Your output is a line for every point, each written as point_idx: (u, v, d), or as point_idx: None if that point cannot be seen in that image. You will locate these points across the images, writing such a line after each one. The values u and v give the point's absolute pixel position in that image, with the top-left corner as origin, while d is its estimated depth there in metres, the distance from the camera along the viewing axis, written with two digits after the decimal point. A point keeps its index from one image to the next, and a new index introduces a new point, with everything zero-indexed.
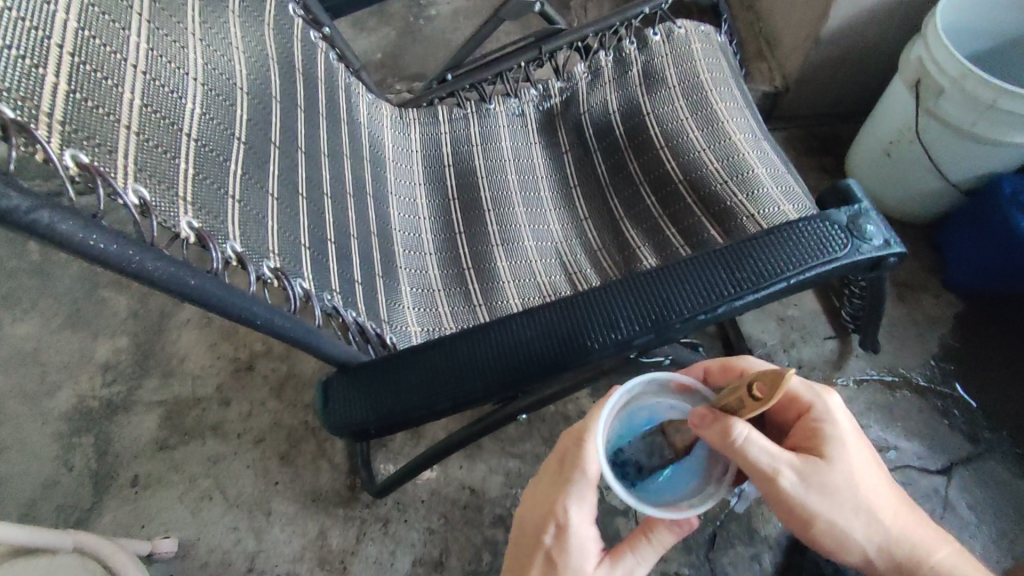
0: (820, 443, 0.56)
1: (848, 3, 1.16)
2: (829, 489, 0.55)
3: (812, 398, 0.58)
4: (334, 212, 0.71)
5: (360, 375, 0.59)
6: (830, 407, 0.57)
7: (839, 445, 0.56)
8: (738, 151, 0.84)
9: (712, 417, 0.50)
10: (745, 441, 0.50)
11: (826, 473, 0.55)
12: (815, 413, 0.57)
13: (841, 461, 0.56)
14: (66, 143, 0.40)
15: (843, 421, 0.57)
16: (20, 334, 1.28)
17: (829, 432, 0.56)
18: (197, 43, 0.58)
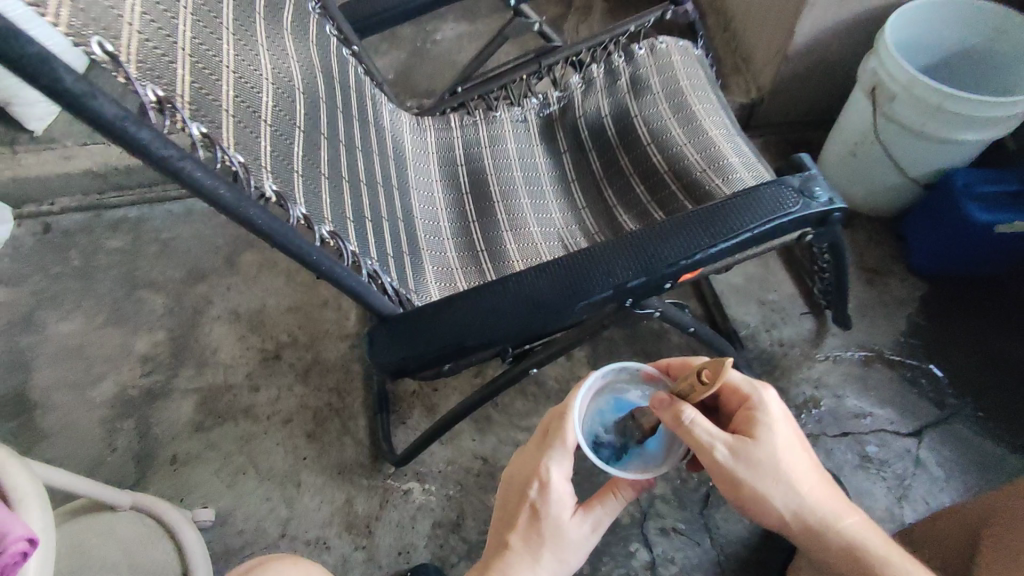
0: (752, 425, 0.64)
1: (811, 22, 1.31)
2: (757, 465, 0.63)
3: (747, 388, 0.66)
4: (370, 196, 0.83)
5: (396, 323, 0.69)
6: (764, 394, 0.65)
7: (767, 428, 0.64)
8: (715, 145, 0.97)
9: (666, 401, 0.61)
10: (684, 416, 0.61)
11: (754, 450, 0.63)
12: (750, 400, 0.65)
13: (770, 441, 0.63)
14: (195, 119, 0.53)
15: (773, 407, 0.65)
16: (67, 332, 1.41)
17: (761, 416, 0.64)
18: (265, 51, 0.70)
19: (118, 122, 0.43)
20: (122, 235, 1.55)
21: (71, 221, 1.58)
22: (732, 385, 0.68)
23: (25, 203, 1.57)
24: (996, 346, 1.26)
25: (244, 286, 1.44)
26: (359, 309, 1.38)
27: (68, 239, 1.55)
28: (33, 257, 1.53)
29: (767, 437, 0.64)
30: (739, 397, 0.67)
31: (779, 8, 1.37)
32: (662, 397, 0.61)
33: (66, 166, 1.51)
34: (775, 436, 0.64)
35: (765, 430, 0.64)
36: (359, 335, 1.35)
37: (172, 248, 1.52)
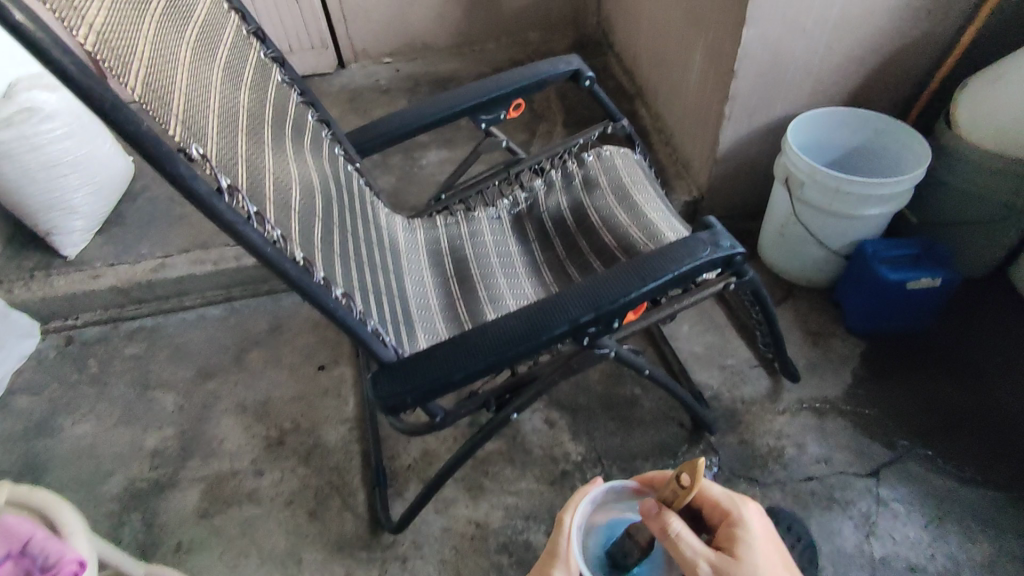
0: (735, 541, 0.67)
1: (731, 131, 1.60)
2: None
3: (726, 504, 0.71)
4: (371, 273, 1.01)
5: (396, 366, 0.84)
6: (743, 511, 0.69)
7: (747, 543, 0.67)
8: (654, 223, 1.18)
9: (656, 508, 0.64)
10: (673, 525, 0.63)
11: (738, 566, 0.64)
12: (731, 517, 0.70)
13: (751, 556, 0.65)
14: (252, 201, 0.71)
15: (750, 521, 0.69)
16: (79, 433, 1.50)
17: (741, 532, 0.68)
18: (293, 163, 0.92)
19: (206, 195, 0.60)
20: (138, 343, 1.70)
21: (91, 334, 1.73)
22: (711, 502, 0.72)
23: (51, 319, 1.75)
24: (934, 391, 1.40)
25: (251, 381, 1.56)
26: (357, 395, 1.50)
27: (87, 349, 1.69)
28: (53, 367, 1.65)
29: (747, 551, 0.66)
30: (720, 512, 0.71)
31: (705, 123, 1.67)
32: (652, 504, 0.64)
33: (93, 284, 1.70)
34: (755, 553, 0.66)
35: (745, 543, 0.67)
36: (357, 419, 1.45)
37: (184, 352, 1.65)
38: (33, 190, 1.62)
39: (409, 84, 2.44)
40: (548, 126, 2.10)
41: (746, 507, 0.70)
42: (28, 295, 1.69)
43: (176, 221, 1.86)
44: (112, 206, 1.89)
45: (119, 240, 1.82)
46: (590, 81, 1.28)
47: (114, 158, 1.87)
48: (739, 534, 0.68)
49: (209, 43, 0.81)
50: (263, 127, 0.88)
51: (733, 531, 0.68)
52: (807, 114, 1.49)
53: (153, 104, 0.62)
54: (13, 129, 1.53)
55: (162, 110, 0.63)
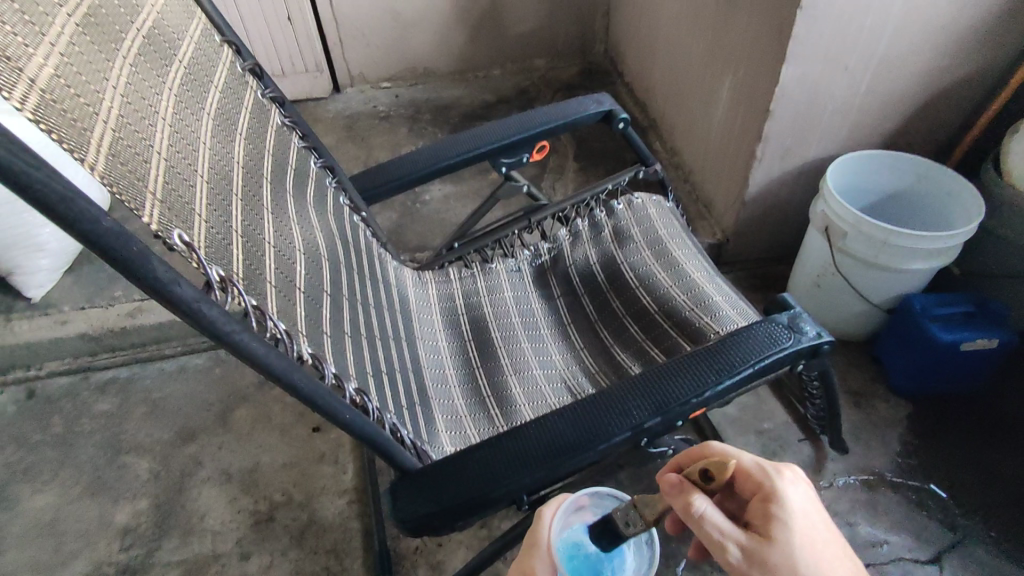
0: (774, 520, 0.57)
1: (762, 173, 1.49)
2: (783, 564, 0.54)
3: (762, 477, 0.60)
4: (383, 349, 0.87)
5: (418, 478, 0.69)
6: (779, 483, 0.59)
7: (789, 524, 0.57)
8: (699, 285, 1.05)
9: (684, 484, 0.57)
10: (697, 502, 0.56)
11: (774, 551, 0.55)
12: (765, 491, 0.60)
13: (792, 535, 0.56)
14: (249, 291, 0.57)
15: (790, 497, 0.59)
16: (39, 506, 1.34)
17: (778, 509, 0.58)
18: (296, 226, 0.78)
19: (195, 303, 0.46)
20: (109, 397, 1.53)
21: (56, 385, 1.56)
22: (744, 472, 0.62)
23: (12, 370, 1.57)
24: (990, 461, 1.29)
25: (236, 444, 1.41)
26: (357, 462, 1.35)
27: (51, 404, 1.52)
28: (12, 426, 1.48)
29: (788, 532, 0.56)
30: (757, 486, 0.60)
31: (734, 162, 1.56)
32: (675, 478, 0.57)
33: (61, 331, 1.53)
34: (796, 533, 0.56)
35: (783, 524, 0.57)
36: (357, 491, 1.31)
37: (162, 408, 1.49)
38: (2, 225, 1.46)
39: (410, 111, 2.32)
40: (558, 160, 1.99)
41: (787, 481, 0.60)
42: None
43: None
44: None
45: (92, 280, 1.65)
46: (624, 123, 1.17)
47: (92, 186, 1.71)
48: (778, 513, 0.58)
49: (197, 88, 0.68)
50: (261, 186, 0.74)
51: (767, 509, 0.58)
52: (847, 157, 1.38)
53: (122, 183, 0.49)
54: None
55: (133, 192, 0.49)
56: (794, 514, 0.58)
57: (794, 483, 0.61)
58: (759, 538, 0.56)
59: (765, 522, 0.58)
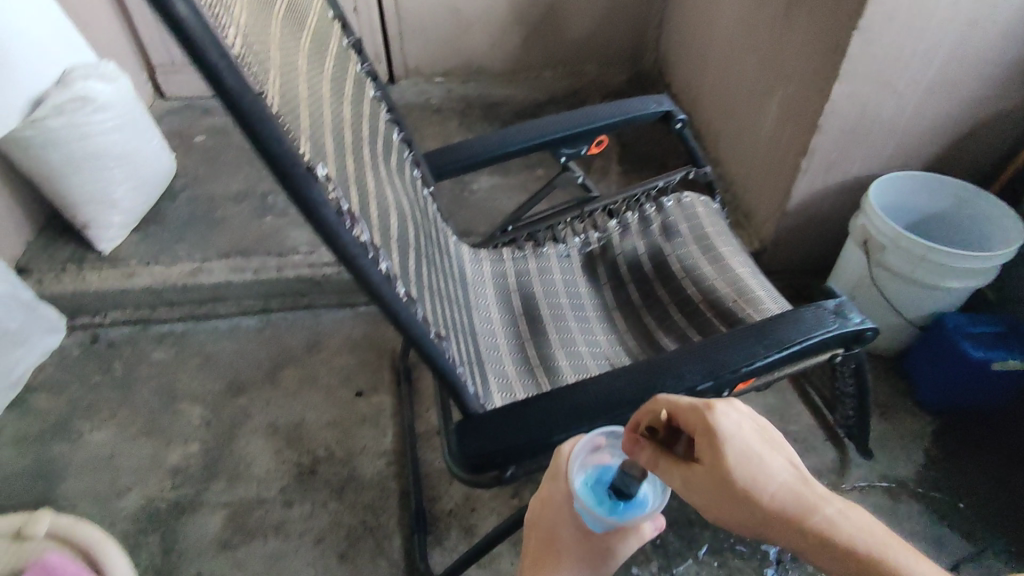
0: (712, 451, 0.62)
1: (805, 186, 1.54)
2: (723, 488, 0.61)
3: (697, 414, 0.64)
4: (450, 308, 0.93)
5: (484, 420, 0.76)
6: (709, 416, 0.63)
7: (722, 451, 0.61)
8: (743, 280, 1.11)
9: (636, 444, 0.67)
10: (648, 456, 0.66)
11: (715, 479, 0.61)
12: (700, 425, 0.63)
13: (727, 462, 0.61)
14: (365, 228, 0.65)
15: (723, 427, 0.62)
16: (98, 441, 1.42)
17: (712, 438, 0.62)
18: (387, 186, 0.85)
19: (336, 225, 0.53)
20: (166, 348, 1.62)
21: (117, 333, 1.66)
22: (678, 412, 0.66)
23: (78, 315, 1.67)
24: (1012, 480, 1.32)
25: (284, 401, 1.48)
26: (396, 427, 1.42)
27: (112, 350, 1.61)
28: (75, 367, 1.57)
29: (723, 459, 0.61)
30: (693, 424, 0.64)
31: (777, 173, 1.61)
32: (630, 438, 0.68)
33: (127, 283, 1.62)
34: (731, 456, 0.61)
35: (717, 451, 0.62)
36: (396, 453, 1.38)
37: (215, 362, 1.58)
38: (74, 181, 1.57)
39: (461, 106, 2.41)
40: (603, 162, 2.05)
41: (718, 414, 0.63)
42: (58, 287, 1.61)
43: (216, 224, 1.78)
44: (154, 201, 1.82)
45: (157, 238, 1.75)
46: (681, 124, 1.23)
47: (161, 154, 1.82)
48: (713, 444, 0.62)
49: (318, 53, 0.75)
50: (363, 145, 0.81)
51: (704, 439, 0.63)
52: (890, 175, 1.43)
53: (290, 120, 0.55)
54: (64, 116, 1.48)
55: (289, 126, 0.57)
56: (729, 440, 0.62)
57: (731, 410, 0.64)
58: (700, 468, 0.63)
59: (704, 453, 0.63)
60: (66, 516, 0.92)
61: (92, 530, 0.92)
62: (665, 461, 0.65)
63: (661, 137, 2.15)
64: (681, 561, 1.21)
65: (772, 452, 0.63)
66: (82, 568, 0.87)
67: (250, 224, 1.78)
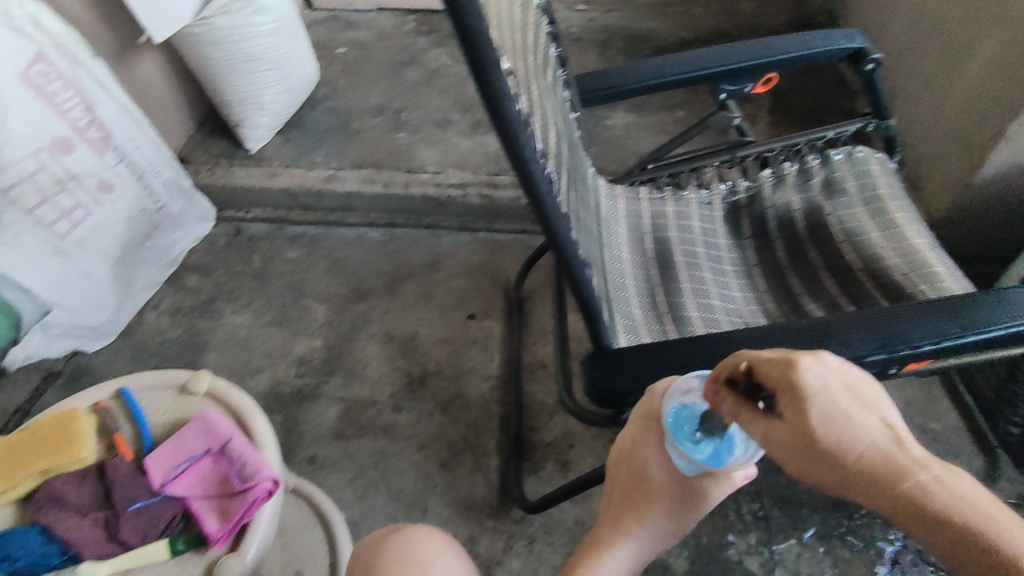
0: (793, 407, 0.55)
1: (1004, 156, 1.32)
2: (803, 446, 0.54)
3: (778, 368, 0.56)
4: (588, 239, 0.89)
5: (619, 357, 0.72)
6: (794, 371, 0.55)
7: (804, 406, 0.54)
8: (918, 251, 0.97)
9: (716, 394, 0.62)
10: (728, 406, 0.61)
11: (795, 437, 0.55)
12: (781, 379, 0.56)
13: (811, 420, 0.54)
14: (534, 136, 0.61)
15: (809, 382, 0.55)
16: (237, 323, 1.56)
17: (792, 393, 0.55)
18: (545, 100, 0.80)
19: (516, 123, 0.50)
20: (299, 248, 1.72)
21: (258, 228, 1.78)
22: (758, 364, 0.58)
23: (226, 207, 1.81)
24: None
25: (400, 313, 1.54)
26: (504, 354, 1.44)
27: (253, 244, 1.74)
28: (222, 254, 1.72)
29: (805, 416, 0.54)
30: (774, 377, 0.56)
31: (968, 138, 1.39)
32: (709, 388, 0.63)
33: (270, 182, 1.72)
34: (816, 414, 0.54)
35: (798, 407, 0.54)
36: (501, 379, 1.39)
37: (341, 267, 1.66)
38: (232, 80, 1.67)
39: (601, 37, 2.27)
40: (751, 110, 1.88)
41: (804, 368, 0.55)
42: (212, 179, 1.74)
43: (352, 135, 1.83)
44: (298, 108, 1.90)
45: (298, 143, 1.83)
46: (872, 65, 1.07)
47: (309, 61, 1.87)
48: (795, 399, 0.55)
49: None
50: (528, 53, 0.77)
51: (786, 393, 0.56)
52: None
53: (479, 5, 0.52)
54: (228, 17, 1.55)
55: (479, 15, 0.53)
56: (814, 396, 0.54)
57: (819, 366, 0.55)
58: (781, 422, 0.56)
59: (784, 408, 0.55)
60: (221, 382, 1.05)
61: (240, 397, 1.04)
62: (745, 411, 0.59)
63: (823, 88, 1.92)
64: (785, 539, 1.15)
65: (867, 410, 0.54)
66: (233, 430, 0.99)
67: (383, 139, 1.82)
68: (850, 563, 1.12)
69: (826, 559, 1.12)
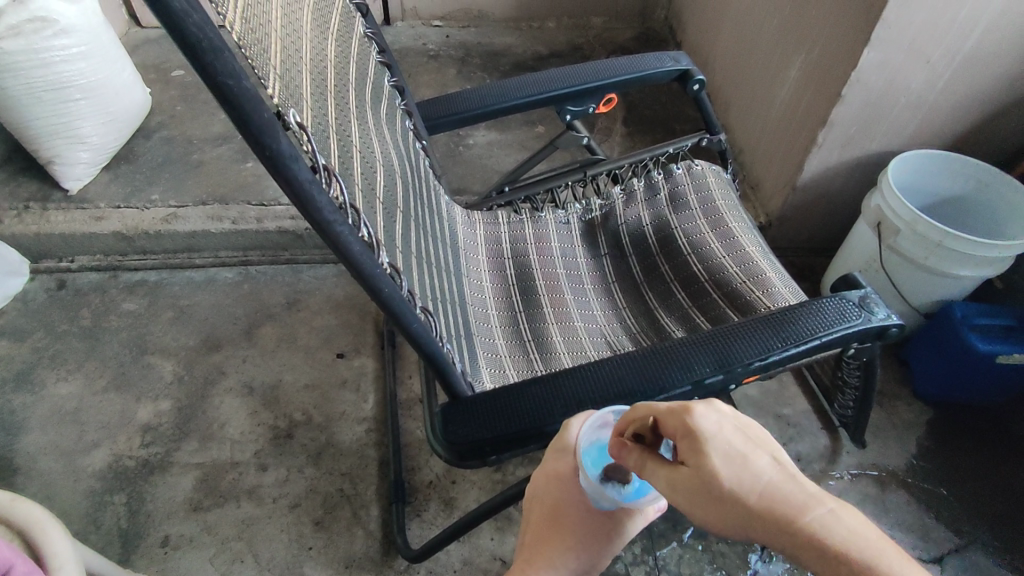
0: (691, 442, 0.46)
1: (819, 161, 1.46)
2: (708, 493, 0.44)
3: (674, 414, 0.49)
4: (437, 275, 0.85)
5: (472, 406, 0.69)
6: (692, 415, 0.47)
7: (700, 447, 0.45)
8: (753, 260, 1.04)
9: (624, 449, 0.52)
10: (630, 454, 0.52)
11: (696, 481, 0.45)
12: (679, 424, 0.48)
13: (709, 457, 0.45)
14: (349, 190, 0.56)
15: (704, 424, 0.46)
16: (64, 394, 1.35)
17: (691, 435, 0.46)
18: (375, 139, 0.76)
19: (308, 184, 0.45)
20: (138, 298, 1.53)
21: (86, 280, 1.56)
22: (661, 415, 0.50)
23: (43, 258, 1.57)
24: (999, 474, 1.31)
25: (261, 360, 1.42)
26: (378, 393, 1.36)
27: (80, 298, 1.53)
28: (40, 313, 1.49)
29: (707, 461, 0.45)
30: (675, 421, 0.49)
31: (790, 144, 1.53)
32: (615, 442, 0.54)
33: (95, 227, 1.52)
34: (715, 456, 0.45)
35: (698, 450, 0.46)
36: (376, 420, 1.32)
37: (189, 316, 1.49)
38: (35, 112, 1.44)
39: (459, 53, 2.26)
40: (607, 122, 1.95)
41: (696, 411, 0.47)
42: (20, 227, 1.50)
43: (192, 168, 1.67)
44: (125, 139, 1.70)
45: (128, 180, 1.63)
46: (699, 86, 1.13)
47: (132, 87, 1.68)
48: (694, 444, 0.46)
49: None
50: (348, 92, 0.72)
51: (685, 436, 0.47)
52: (910, 155, 1.36)
53: (254, 50, 0.47)
54: (21, 39, 1.33)
55: (262, 65, 0.48)
56: (712, 437, 0.46)
57: (718, 411, 0.48)
58: (684, 469, 0.47)
59: (685, 454, 0.47)
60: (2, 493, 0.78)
61: (30, 508, 0.77)
62: (655, 461, 0.49)
63: (669, 100, 2.04)
64: (665, 544, 1.18)
65: (761, 448, 0.45)
66: (11, 553, 0.66)
67: (228, 170, 1.67)
68: (725, 556, 1.17)
69: (704, 556, 1.17)
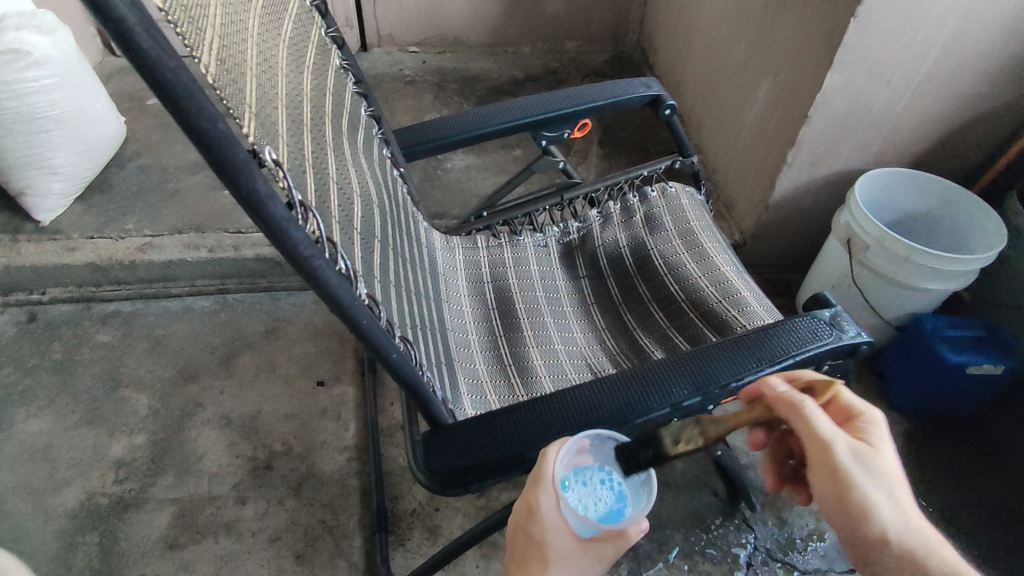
0: (862, 432, 0.64)
1: (790, 179, 1.50)
2: (873, 470, 0.61)
3: (854, 405, 0.66)
4: (417, 303, 0.86)
5: (453, 433, 0.69)
6: (874, 415, 0.65)
7: (879, 441, 0.63)
8: (727, 279, 1.06)
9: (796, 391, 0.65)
10: (792, 411, 0.64)
11: (864, 453, 0.62)
12: (857, 415, 0.65)
13: (877, 451, 0.63)
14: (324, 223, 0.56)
15: (880, 429, 0.65)
16: (33, 431, 1.32)
17: (870, 428, 0.64)
18: (352, 170, 0.77)
19: (285, 221, 0.46)
20: (111, 329, 1.50)
21: (58, 312, 1.53)
22: (839, 400, 0.67)
23: (13, 291, 1.54)
24: (976, 483, 1.34)
25: (239, 390, 1.40)
26: (359, 421, 1.35)
27: (51, 331, 1.49)
28: (9, 348, 1.45)
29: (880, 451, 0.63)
30: (845, 410, 0.66)
31: (761, 164, 1.58)
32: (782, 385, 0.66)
33: (67, 258, 1.49)
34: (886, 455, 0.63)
35: (879, 441, 0.63)
36: (358, 448, 1.31)
37: (164, 347, 1.47)
38: (6, 143, 1.41)
39: (436, 78, 2.29)
40: (583, 145, 1.98)
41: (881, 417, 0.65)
42: None
43: (167, 196, 1.66)
44: (99, 168, 1.68)
45: (101, 210, 1.61)
46: (670, 110, 1.16)
47: (106, 116, 1.66)
48: (873, 436, 0.64)
49: (275, 11, 0.65)
50: (324, 124, 0.72)
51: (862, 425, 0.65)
52: (876, 173, 1.40)
53: (229, 92, 0.47)
54: None
55: (236, 103, 0.48)
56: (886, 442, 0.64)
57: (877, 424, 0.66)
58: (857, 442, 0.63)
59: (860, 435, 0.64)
60: None
61: None
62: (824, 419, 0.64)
63: (643, 122, 2.08)
64: (651, 565, 1.18)
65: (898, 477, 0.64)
66: None
67: (205, 198, 1.66)
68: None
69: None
